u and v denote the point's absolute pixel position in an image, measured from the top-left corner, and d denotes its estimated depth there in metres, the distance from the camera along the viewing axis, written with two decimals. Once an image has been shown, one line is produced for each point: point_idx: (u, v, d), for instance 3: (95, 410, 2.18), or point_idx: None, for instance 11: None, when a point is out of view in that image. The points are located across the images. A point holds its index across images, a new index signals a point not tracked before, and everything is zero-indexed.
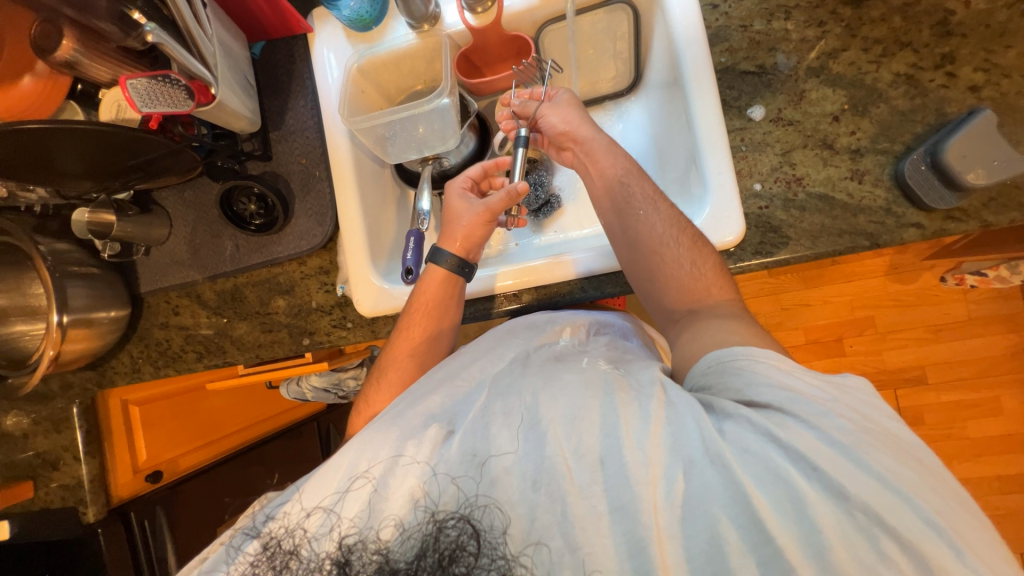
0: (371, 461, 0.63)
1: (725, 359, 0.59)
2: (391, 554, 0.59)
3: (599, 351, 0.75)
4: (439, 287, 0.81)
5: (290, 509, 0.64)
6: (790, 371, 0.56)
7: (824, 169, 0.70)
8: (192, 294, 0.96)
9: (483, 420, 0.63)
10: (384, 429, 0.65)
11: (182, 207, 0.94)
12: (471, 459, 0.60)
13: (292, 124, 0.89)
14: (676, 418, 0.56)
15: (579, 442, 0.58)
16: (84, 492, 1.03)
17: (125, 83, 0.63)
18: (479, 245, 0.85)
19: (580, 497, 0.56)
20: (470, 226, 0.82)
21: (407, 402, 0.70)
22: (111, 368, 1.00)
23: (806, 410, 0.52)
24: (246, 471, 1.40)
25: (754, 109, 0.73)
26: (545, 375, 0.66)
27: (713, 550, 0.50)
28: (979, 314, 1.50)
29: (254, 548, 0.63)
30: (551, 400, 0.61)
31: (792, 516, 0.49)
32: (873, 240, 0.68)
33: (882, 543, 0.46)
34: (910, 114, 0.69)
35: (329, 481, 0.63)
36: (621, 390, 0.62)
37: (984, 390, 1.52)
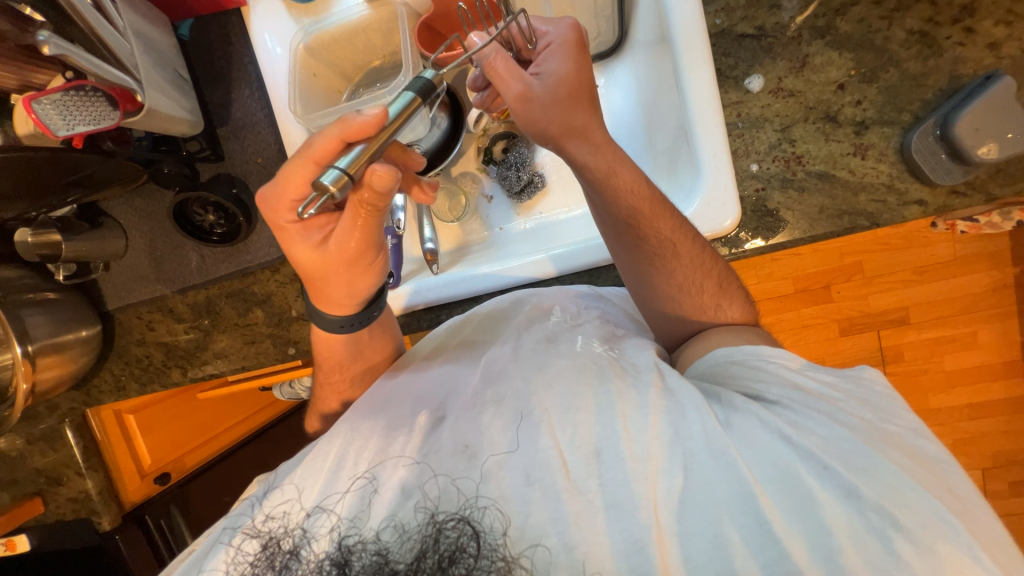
0: (357, 453, 0.56)
1: (736, 357, 0.60)
2: (387, 552, 0.50)
3: (594, 326, 0.66)
4: (339, 346, 0.69)
5: (278, 503, 0.55)
6: (799, 370, 0.57)
7: (826, 144, 0.65)
8: (164, 308, 0.91)
9: (473, 411, 0.57)
10: (370, 417, 0.59)
11: (134, 216, 0.86)
12: (462, 452, 0.53)
13: (241, 118, 0.80)
14: (678, 408, 0.53)
15: (576, 433, 0.52)
16: (95, 504, 1.03)
17: (30, 105, 0.55)
18: (352, 296, 0.62)
19: (575, 493, 0.50)
20: (333, 284, 0.60)
21: (394, 391, 0.63)
22: (92, 387, 0.95)
23: (815, 406, 0.53)
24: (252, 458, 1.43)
25: (752, 79, 0.66)
26: (538, 360, 0.60)
27: (715, 549, 0.47)
28: (965, 254, 1.50)
29: (245, 548, 0.53)
30: (543, 388, 0.56)
31: (800, 518, 0.47)
32: (873, 220, 0.65)
33: (894, 543, 0.45)
34: (920, 78, 0.63)
35: (321, 469, 0.55)
36: (617, 376, 0.56)
37: (963, 326, 1.56)
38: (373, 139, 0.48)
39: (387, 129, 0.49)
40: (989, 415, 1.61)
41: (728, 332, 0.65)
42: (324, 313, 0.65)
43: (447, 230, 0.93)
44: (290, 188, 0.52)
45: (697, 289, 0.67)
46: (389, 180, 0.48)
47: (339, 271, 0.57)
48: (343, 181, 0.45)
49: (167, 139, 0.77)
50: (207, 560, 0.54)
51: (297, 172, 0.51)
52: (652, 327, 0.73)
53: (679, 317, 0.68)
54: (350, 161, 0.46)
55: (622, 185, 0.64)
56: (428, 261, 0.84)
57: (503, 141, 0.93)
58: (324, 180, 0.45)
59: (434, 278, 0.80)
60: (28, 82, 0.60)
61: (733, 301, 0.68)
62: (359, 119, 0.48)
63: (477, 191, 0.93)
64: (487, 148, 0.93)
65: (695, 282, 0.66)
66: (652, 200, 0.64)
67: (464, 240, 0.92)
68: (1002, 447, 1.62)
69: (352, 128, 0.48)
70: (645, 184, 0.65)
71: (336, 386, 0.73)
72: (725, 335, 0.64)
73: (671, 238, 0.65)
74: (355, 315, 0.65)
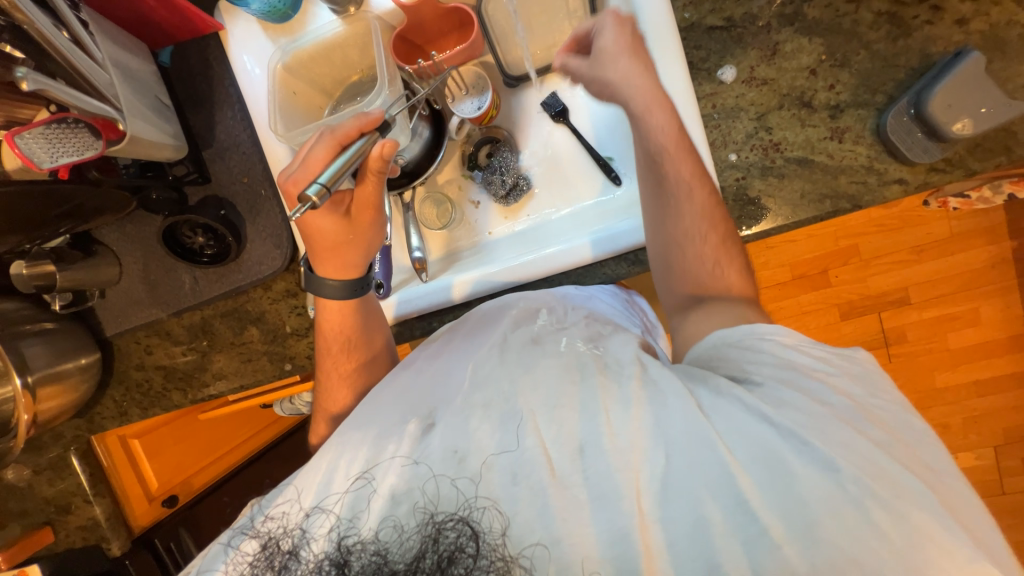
0: (349, 465, 0.55)
1: (733, 339, 0.56)
2: (385, 551, 0.50)
3: (579, 329, 0.65)
4: (345, 316, 0.71)
5: (277, 505, 0.56)
6: (794, 345, 0.54)
7: (802, 130, 0.65)
8: (161, 331, 0.92)
9: (461, 413, 0.56)
10: (359, 428, 0.58)
11: (127, 242, 0.87)
12: (453, 456, 0.53)
13: (225, 140, 0.82)
14: (658, 399, 0.52)
15: (562, 432, 0.52)
16: (104, 530, 1.03)
17: (13, 139, 0.57)
18: (360, 259, 0.70)
19: (563, 488, 0.50)
20: (343, 255, 0.68)
21: (384, 399, 0.62)
22: (95, 414, 0.96)
23: (801, 386, 0.51)
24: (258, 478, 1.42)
25: (725, 70, 0.67)
26: (523, 361, 0.59)
27: (697, 532, 0.47)
28: (960, 230, 1.50)
29: (249, 552, 0.54)
30: (528, 389, 0.56)
31: (778, 495, 0.46)
32: (854, 202, 0.65)
33: (872, 513, 0.44)
34: (892, 59, 0.63)
35: (318, 474, 0.56)
36: (599, 372, 0.56)
37: (963, 303, 1.55)
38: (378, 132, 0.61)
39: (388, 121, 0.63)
40: (997, 390, 1.59)
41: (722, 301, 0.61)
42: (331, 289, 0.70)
43: (434, 238, 0.92)
44: (292, 192, 0.62)
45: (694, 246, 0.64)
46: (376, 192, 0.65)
47: (343, 242, 0.67)
48: (385, 145, 0.59)
49: (154, 165, 0.78)
50: (212, 561, 0.56)
51: (321, 154, 0.60)
52: (655, 287, 0.69)
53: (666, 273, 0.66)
54: (329, 176, 0.55)
55: (655, 121, 0.64)
56: (417, 270, 0.86)
57: (487, 146, 0.90)
58: (308, 191, 0.53)
59: (423, 285, 0.84)
60: (13, 117, 0.61)
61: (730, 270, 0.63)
62: (371, 117, 0.61)
63: (464, 197, 0.92)
64: (471, 154, 0.90)
65: (701, 232, 0.63)
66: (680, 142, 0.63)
67: (452, 246, 0.92)
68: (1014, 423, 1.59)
69: (366, 122, 0.60)
70: (676, 125, 0.64)
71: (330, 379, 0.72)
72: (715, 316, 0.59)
73: (689, 181, 0.64)
74: (354, 280, 0.70)
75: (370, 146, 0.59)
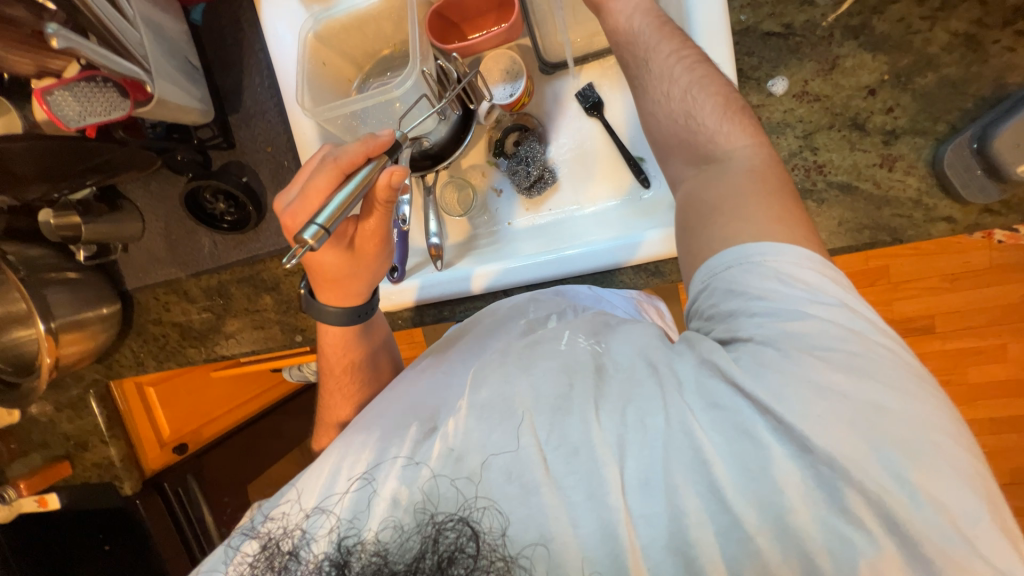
0: (351, 467, 0.54)
1: (719, 270, 0.47)
2: (384, 553, 0.50)
3: (581, 321, 0.61)
4: (344, 336, 0.72)
5: (278, 503, 0.56)
6: (783, 270, 0.44)
7: (850, 154, 0.62)
8: (179, 290, 0.94)
9: (461, 415, 0.54)
10: (363, 430, 0.57)
11: (150, 199, 0.88)
12: (450, 457, 0.52)
13: (251, 106, 0.81)
14: (643, 391, 0.48)
15: (555, 434, 0.49)
16: (117, 469, 1.09)
17: (43, 97, 0.57)
18: (363, 283, 0.69)
19: (555, 489, 0.47)
20: (347, 279, 0.67)
21: (388, 401, 0.61)
22: (115, 361, 1.00)
23: (789, 337, 0.43)
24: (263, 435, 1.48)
25: (776, 82, 0.63)
26: (522, 361, 0.56)
27: (673, 524, 0.44)
28: (1001, 263, 1.42)
29: (254, 551, 0.54)
30: (525, 388, 0.53)
31: (752, 479, 0.42)
32: (895, 236, 0.61)
33: (846, 499, 0.39)
34: (962, 86, 0.58)
35: (320, 475, 0.55)
36: (595, 372, 0.52)
37: (991, 338, 1.49)
38: (385, 159, 0.57)
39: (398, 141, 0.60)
40: (1012, 430, 1.54)
41: (732, 192, 0.49)
42: (338, 315, 0.70)
43: (453, 224, 0.91)
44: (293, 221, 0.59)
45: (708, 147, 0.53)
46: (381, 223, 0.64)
47: (347, 269, 0.66)
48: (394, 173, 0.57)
49: (179, 127, 0.78)
50: (217, 562, 0.56)
51: (324, 183, 0.57)
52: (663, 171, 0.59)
53: (689, 199, 0.52)
54: (328, 215, 0.50)
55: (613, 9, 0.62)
56: (433, 256, 0.85)
57: (515, 133, 0.88)
58: (304, 234, 0.49)
59: (437, 273, 0.84)
60: (45, 68, 0.60)
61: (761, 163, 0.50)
62: (378, 139, 0.58)
63: (486, 184, 0.90)
64: (498, 140, 0.88)
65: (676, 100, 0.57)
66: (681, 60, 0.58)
67: (471, 233, 0.91)
68: None
69: (373, 146, 0.57)
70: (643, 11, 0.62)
71: (336, 395, 0.74)
72: (733, 225, 0.47)
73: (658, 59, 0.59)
74: (362, 305, 0.71)
75: (377, 172, 0.56)
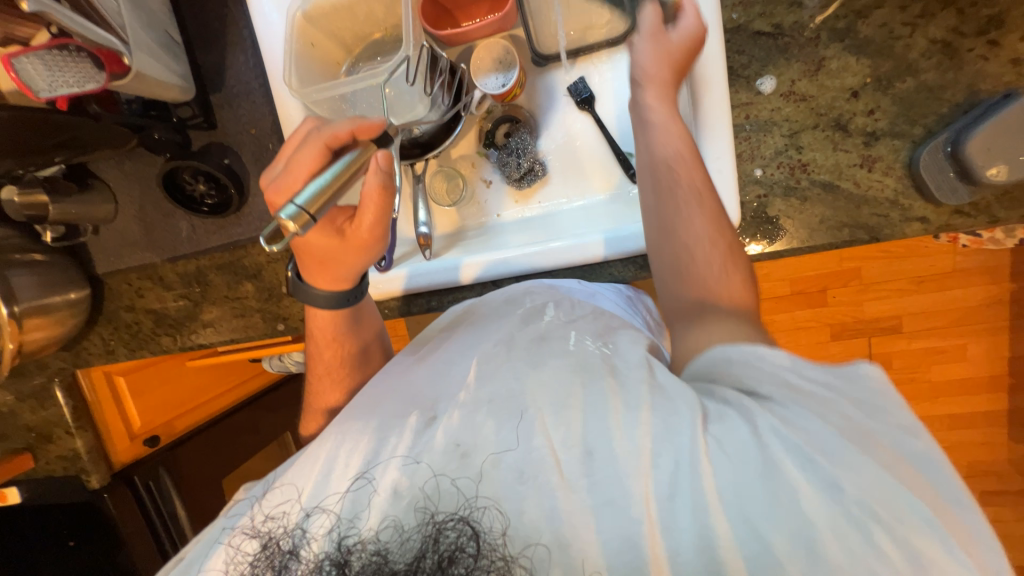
0: (349, 455, 0.50)
1: (731, 351, 0.45)
2: (384, 552, 0.45)
3: (588, 323, 0.61)
4: (334, 318, 0.71)
5: (266, 500, 0.51)
6: (794, 366, 0.43)
7: (833, 153, 0.64)
8: (154, 276, 0.90)
9: (466, 407, 0.51)
10: (360, 418, 0.54)
11: (125, 180, 0.84)
12: (454, 450, 0.48)
13: (235, 86, 0.78)
14: (669, 407, 0.44)
15: (570, 433, 0.46)
16: (84, 462, 1.05)
17: (11, 64, 0.53)
18: (351, 271, 0.67)
19: (571, 492, 0.44)
20: (335, 268, 0.66)
21: (386, 390, 0.58)
22: (83, 348, 0.96)
23: (804, 406, 0.41)
24: (239, 437, 1.40)
25: (764, 80, 0.64)
26: (531, 359, 0.54)
27: (702, 547, 0.40)
28: (964, 267, 1.49)
29: (248, 551, 0.49)
30: (536, 386, 0.50)
31: (777, 505, 0.38)
32: (872, 234, 0.64)
33: (876, 536, 0.36)
34: (937, 91, 0.61)
35: (315, 466, 0.51)
36: (608, 373, 0.50)
37: (953, 338, 1.56)
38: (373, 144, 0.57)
39: (387, 131, 0.61)
40: (969, 426, 1.63)
41: (715, 314, 0.50)
42: (328, 297, 0.69)
43: (442, 214, 0.90)
44: (277, 199, 0.58)
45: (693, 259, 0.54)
46: (374, 221, 0.62)
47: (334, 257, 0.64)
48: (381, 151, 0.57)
49: (157, 104, 0.76)
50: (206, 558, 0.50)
51: (307, 159, 0.56)
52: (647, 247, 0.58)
53: (673, 300, 0.54)
54: (308, 198, 0.50)
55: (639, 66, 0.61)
56: (422, 246, 0.84)
57: (506, 124, 0.87)
58: (284, 216, 0.49)
59: (426, 263, 0.83)
60: (11, 35, 0.57)
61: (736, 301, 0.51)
62: (368, 121, 0.58)
63: (476, 175, 0.89)
64: (489, 130, 0.87)
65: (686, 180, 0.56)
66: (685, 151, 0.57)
67: (460, 224, 0.91)
68: (978, 458, 1.65)
69: (362, 127, 0.57)
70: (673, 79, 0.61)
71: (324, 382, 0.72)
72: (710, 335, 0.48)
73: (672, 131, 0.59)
74: (354, 288, 0.70)
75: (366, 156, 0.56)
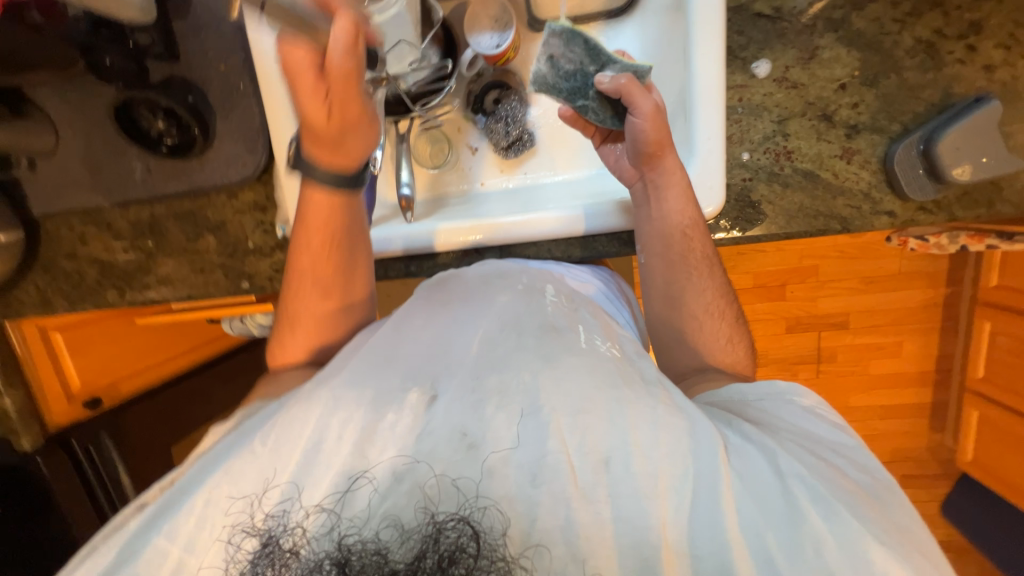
0: (343, 426, 0.41)
1: (751, 397, 0.49)
2: (385, 550, 0.37)
3: (590, 317, 0.54)
4: (334, 219, 0.63)
5: (231, 481, 0.41)
6: (812, 407, 0.48)
7: (816, 143, 0.66)
8: (100, 222, 0.82)
9: (461, 391, 0.42)
10: (354, 387, 0.44)
11: (66, 109, 0.75)
12: (460, 440, 0.40)
13: (203, 15, 0.71)
14: (694, 430, 0.40)
15: (586, 439, 0.39)
16: (14, 422, 1.01)
17: None
18: (352, 136, 0.58)
19: (586, 506, 0.37)
20: (334, 133, 0.57)
21: (371, 358, 0.47)
22: (14, 299, 0.86)
23: (822, 454, 0.43)
24: (190, 407, 1.31)
25: (760, 64, 0.65)
26: (542, 345, 0.45)
27: None
28: (907, 270, 1.61)
29: (237, 546, 0.39)
30: (549, 383, 0.42)
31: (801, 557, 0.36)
32: (844, 225, 0.66)
33: None
34: (916, 90, 0.63)
35: (298, 444, 0.41)
36: (625, 378, 0.43)
37: (892, 335, 1.69)
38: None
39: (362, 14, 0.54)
40: (897, 416, 1.78)
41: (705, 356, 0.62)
42: (320, 181, 0.61)
43: (424, 177, 0.87)
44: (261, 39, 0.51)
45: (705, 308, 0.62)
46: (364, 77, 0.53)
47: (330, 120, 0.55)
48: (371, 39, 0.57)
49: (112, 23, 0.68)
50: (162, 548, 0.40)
51: None
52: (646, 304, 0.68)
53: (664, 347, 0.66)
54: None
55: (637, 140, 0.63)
56: (403, 208, 0.80)
57: (495, 90, 0.83)
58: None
59: (410, 225, 0.78)
60: None
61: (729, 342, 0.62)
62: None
63: (462, 140, 0.86)
64: (477, 95, 0.84)
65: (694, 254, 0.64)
66: (696, 225, 0.64)
67: (442, 190, 0.88)
68: (901, 446, 1.81)
69: None
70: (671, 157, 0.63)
71: (297, 330, 0.64)
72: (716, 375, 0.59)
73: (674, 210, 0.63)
74: (350, 169, 0.61)
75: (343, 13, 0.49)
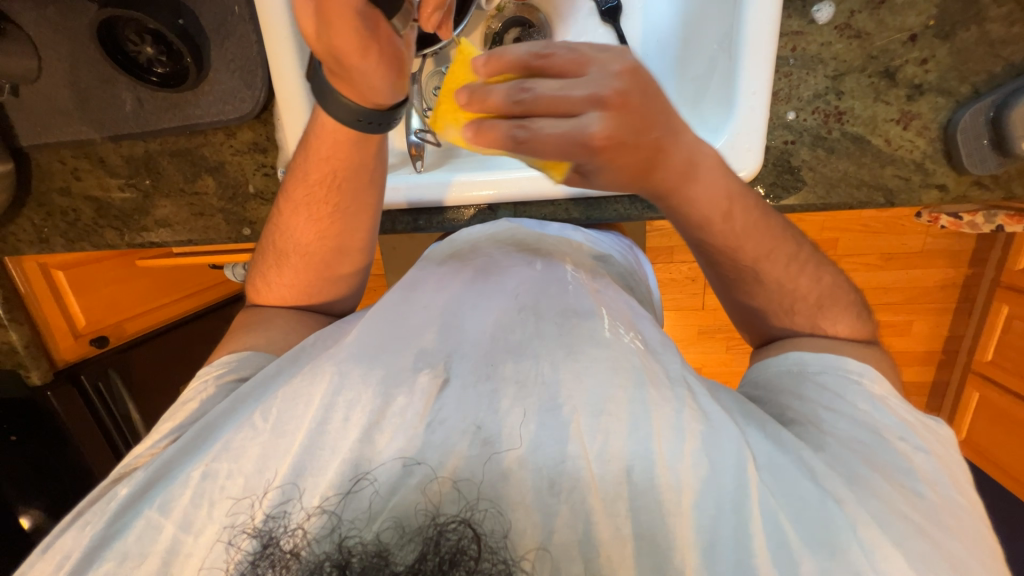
0: (349, 409, 0.39)
1: (811, 368, 0.50)
2: (385, 552, 0.33)
3: (612, 297, 0.50)
4: (336, 152, 0.57)
5: (219, 464, 0.38)
6: (881, 394, 0.47)
7: (873, 104, 0.59)
8: (93, 156, 0.77)
9: (473, 376, 0.40)
10: (355, 367, 0.41)
11: (48, 29, 0.68)
12: (473, 433, 0.37)
13: None
14: (718, 441, 0.38)
15: (608, 447, 0.36)
16: (21, 356, 0.95)
17: None
18: (377, 75, 0.47)
19: (609, 516, 0.35)
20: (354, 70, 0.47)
21: (370, 333, 0.44)
22: (8, 234, 0.82)
23: (879, 461, 0.42)
24: (192, 345, 1.34)
25: (822, 8, 0.58)
26: (564, 336, 0.42)
27: None
28: (932, 248, 1.54)
29: (233, 546, 0.36)
30: (572, 380, 0.39)
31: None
32: (889, 198, 0.61)
33: None
34: (997, 47, 0.56)
35: (297, 428, 0.38)
36: (652, 380, 0.40)
37: (903, 314, 1.65)
38: None
39: None
40: None
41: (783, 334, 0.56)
42: (339, 123, 0.54)
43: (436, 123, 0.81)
44: None
45: (787, 311, 0.56)
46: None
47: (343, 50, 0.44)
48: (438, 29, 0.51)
49: None
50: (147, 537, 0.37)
51: None
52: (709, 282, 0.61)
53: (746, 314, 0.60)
54: None
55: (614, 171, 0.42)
56: (411, 155, 0.74)
57: (515, 29, 0.74)
58: None
59: (418, 175, 0.74)
60: None
61: (841, 320, 0.55)
62: None
63: None
64: (496, 34, 0.75)
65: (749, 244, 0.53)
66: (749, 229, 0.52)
67: None
68: None
69: None
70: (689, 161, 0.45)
71: (274, 273, 0.63)
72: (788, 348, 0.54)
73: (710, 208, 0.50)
74: (375, 111, 0.52)
75: None
